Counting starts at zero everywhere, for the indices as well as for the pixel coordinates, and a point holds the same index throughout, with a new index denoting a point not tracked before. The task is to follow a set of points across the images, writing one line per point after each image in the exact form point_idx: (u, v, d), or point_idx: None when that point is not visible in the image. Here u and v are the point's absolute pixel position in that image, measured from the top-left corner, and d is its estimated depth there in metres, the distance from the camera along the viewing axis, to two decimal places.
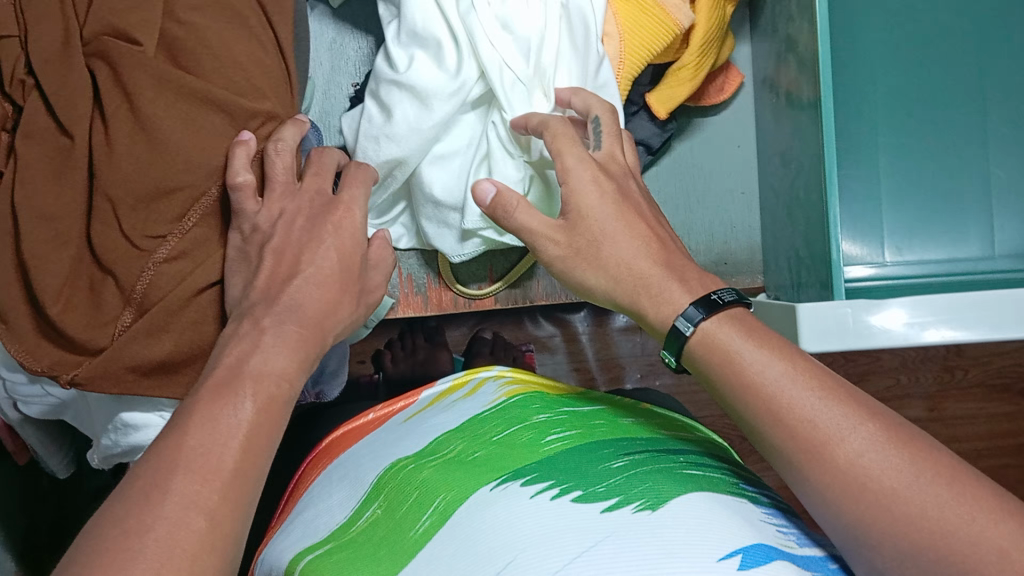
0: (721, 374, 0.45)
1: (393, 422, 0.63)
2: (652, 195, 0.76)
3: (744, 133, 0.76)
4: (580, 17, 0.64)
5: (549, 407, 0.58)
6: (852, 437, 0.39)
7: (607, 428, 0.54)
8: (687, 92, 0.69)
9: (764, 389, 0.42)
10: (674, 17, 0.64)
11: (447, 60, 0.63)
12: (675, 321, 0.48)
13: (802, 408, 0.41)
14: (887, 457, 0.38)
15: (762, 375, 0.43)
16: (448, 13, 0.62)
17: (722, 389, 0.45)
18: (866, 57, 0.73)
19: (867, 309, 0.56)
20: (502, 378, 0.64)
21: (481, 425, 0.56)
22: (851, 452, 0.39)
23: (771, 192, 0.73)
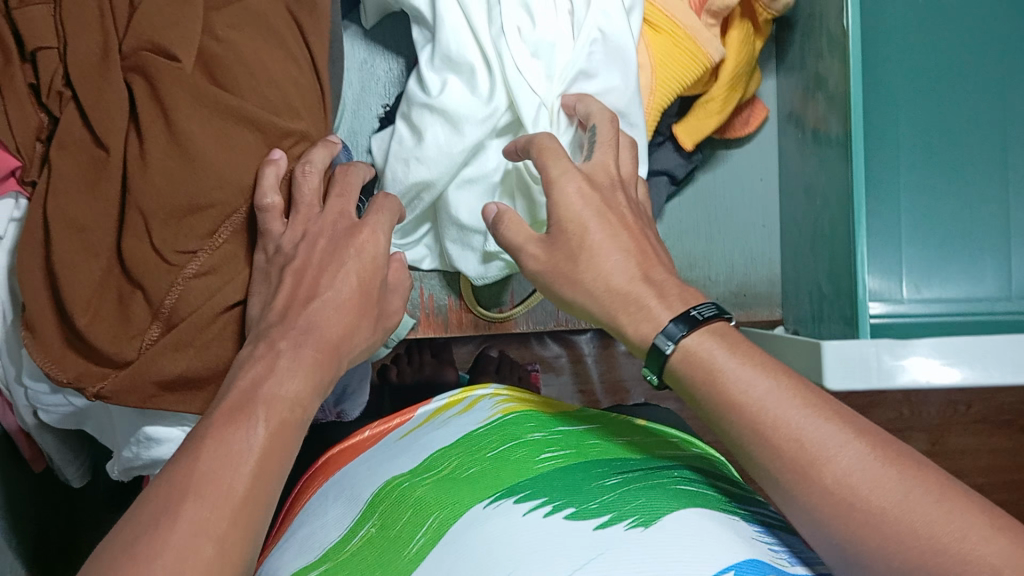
0: (706, 392, 0.45)
1: (386, 442, 0.63)
2: (671, 225, 0.76)
3: (767, 166, 0.76)
4: (614, 44, 0.62)
5: (544, 424, 0.58)
6: (839, 456, 0.39)
7: (602, 448, 0.54)
8: (715, 124, 0.69)
9: (749, 408, 0.42)
10: (706, 52, 0.64)
11: (480, 86, 0.63)
12: (655, 339, 0.47)
13: (788, 427, 0.41)
14: (874, 474, 0.39)
15: (748, 393, 0.43)
16: (481, 38, 0.63)
17: (707, 406, 0.45)
18: (882, 94, 0.74)
19: (892, 350, 0.56)
20: (499, 396, 0.64)
21: (475, 442, 0.55)
22: (838, 471, 0.39)
23: (793, 225, 0.73)
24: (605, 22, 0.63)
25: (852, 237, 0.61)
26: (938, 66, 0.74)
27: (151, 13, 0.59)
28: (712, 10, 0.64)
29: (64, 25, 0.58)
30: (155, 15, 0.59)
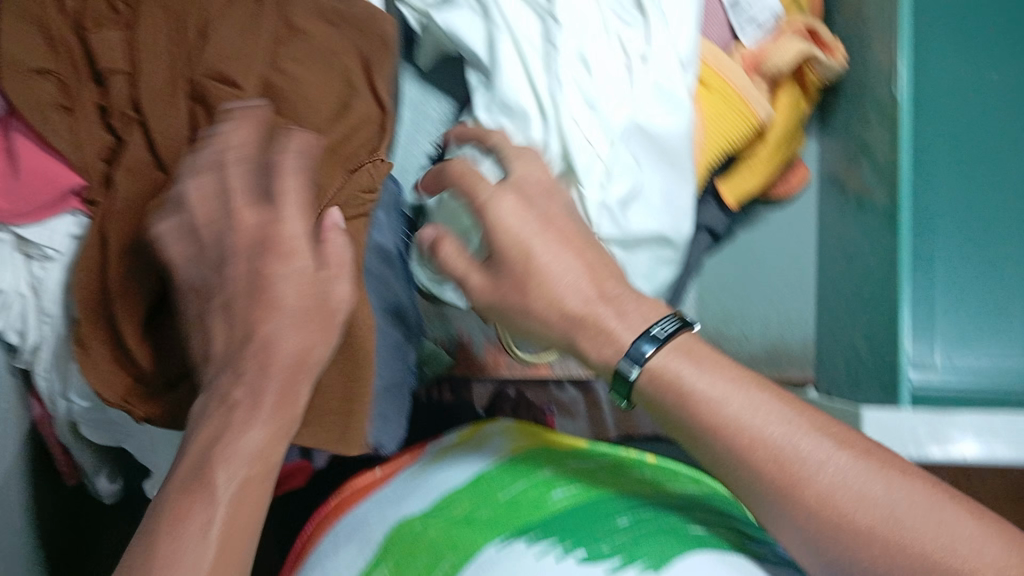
0: (680, 412, 0.45)
1: (399, 476, 0.63)
2: (709, 277, 0.77)
3: (807, 228, 0.77)
4: (669, 95, 0.64)
5: (553, 463, 0.58)
6: (823, 470, 0.41)
7: (613, 484, 0.55)
8: (758, 183, 0.70)
9: (736, 432, 0.43)
10: (753, 109, 0.65)
11: (533, 131, 0.64)
12: (619, 362, 0.47)
13: (768, 445, 0.42)
14: (857, 483, 0.41)
15: (724, 412, 0.43)
16: (537, 86, 0.64)
17: (686, 427, 0.45)
18: (921, 166, 0.76)
19: (933, 422, 0.57)
20: (508, 433, 0.65)
21: (484, 484, 0.56)
22: (824, 487, 0.41)
23: (832, 289, 0.74)
24: (664, 78, 0.64)
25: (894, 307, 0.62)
26: (976, 142, 0.76)
27: (219, 45, 0.61)
28: (765, 71, 0.66)
29: (134, 50, 0.60)
30: (223, 46, 0.61)
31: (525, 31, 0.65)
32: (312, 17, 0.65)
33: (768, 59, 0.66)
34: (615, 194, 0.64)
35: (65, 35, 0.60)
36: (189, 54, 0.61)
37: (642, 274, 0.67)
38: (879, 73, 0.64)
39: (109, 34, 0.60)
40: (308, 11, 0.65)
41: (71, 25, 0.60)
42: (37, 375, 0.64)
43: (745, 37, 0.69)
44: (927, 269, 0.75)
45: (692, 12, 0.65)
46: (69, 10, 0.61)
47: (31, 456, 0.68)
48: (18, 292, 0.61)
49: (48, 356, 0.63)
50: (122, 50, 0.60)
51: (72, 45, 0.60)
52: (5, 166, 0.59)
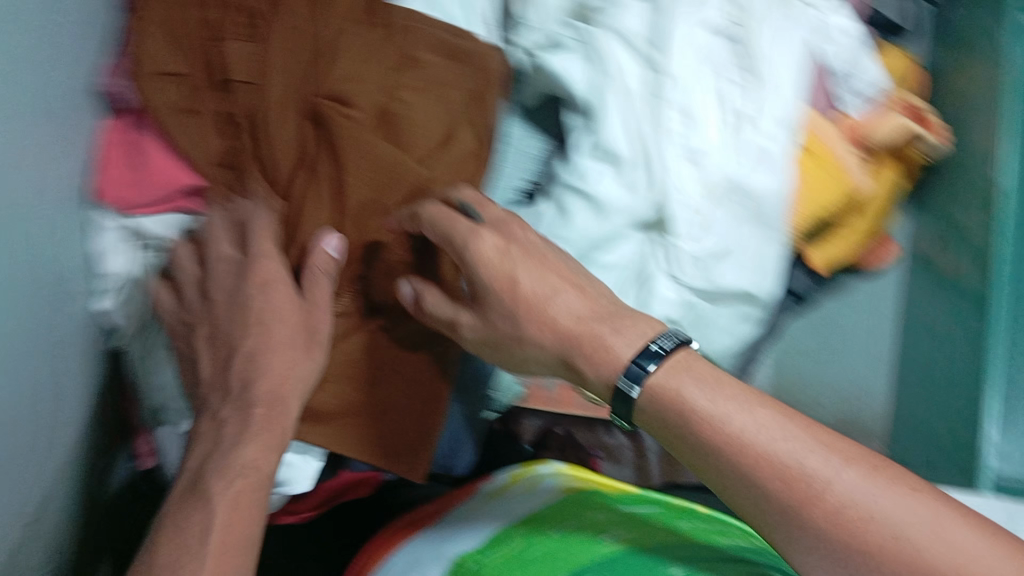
0: (683, 428, 0.45)
1: (452, 511, 0.66)
2: (789, 342, 0.78)
3: (890, 304, 0.78)
4: (771, 155, 0.65)
5: (604, 509, 0.61)
6: (831, 484, 0.41)
7: (662, 531, 0.56)
8: (845, 252, 0.72)
9: (744, 447, 0.43)
10: (850, 179, 0.68)
11: (634, 181, 0.64)
12: (619, 380, 0.48)
13: (769, 459, 0.42)
14: (865, 496, 0.40)
15: (726, 426, 0.44)
16: (642, 136, 0.64)
17: (690, 443, 0.45)
18: None
19: None
20: (558, 477, 0.69)
21: (539, 524, 0.59)
22: (834, 501, 0.40)
23: (916, 366, 0.74)
24: (769, 140, 0.65)
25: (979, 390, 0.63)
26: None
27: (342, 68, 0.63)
28: (868, 144, 0.68)
29: (259, 63, 0.62)
30: (346, 70, 0.63)
31: (632, 82, 0.65)
32: (429, 51, 0.67)
33: (868, 131, 0.68)
34: (707, 247, 0.65)
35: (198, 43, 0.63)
36: (307, 76, 0.63)
37: (724, 328, 0.69)
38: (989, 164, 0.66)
39: (241, 46, 0.62)
40: (424, 45, 0.67)
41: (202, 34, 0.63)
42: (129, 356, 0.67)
43: (848, 106, 0.70)
44: None
45: (802, 80, 0.66)
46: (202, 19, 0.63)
47: (108, 435, 0.71)
48: (122, 280, 0.64)
49: (143, 340, 0.66)
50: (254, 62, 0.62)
51: (201, 53, 0.63)
52: (128, 158, 0.62)
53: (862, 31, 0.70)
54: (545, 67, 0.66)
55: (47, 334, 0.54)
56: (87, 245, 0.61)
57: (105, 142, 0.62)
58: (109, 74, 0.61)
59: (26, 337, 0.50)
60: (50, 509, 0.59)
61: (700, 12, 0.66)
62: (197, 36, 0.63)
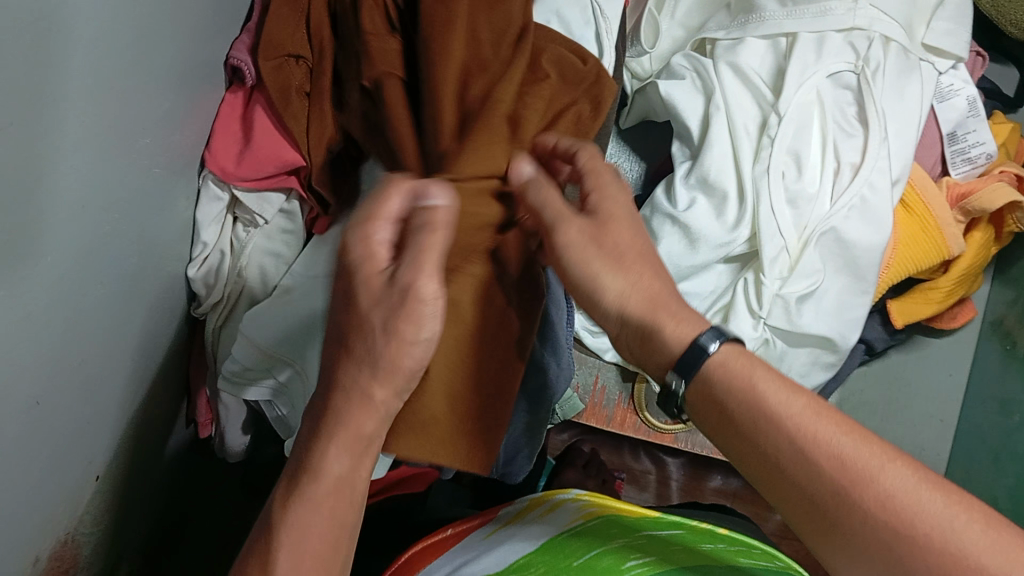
0: (735, 401, 0.41)
1: (473, 538, 0.63)
2: (852, 390, 0.77)
3: (959, 364, 0.77)
4: (873, 209, 0.64)
5: (628, 532, 0.58)
6: (880, 482, 0.37)
7: (688, 555, 0.53)
8: (929, 312, 0.71)
9: (802, 435, 0.38)
10: (947, 243, 0.67)
11: (728, 214, 0.66)
12: (693, 341, 0.42)
13: (821, 449, 0.38)
14: (911, 505, 0.36)
15: (780, 408, 0.39)
16: (743, 171, 0.65)
17: (738, 421, 0.41)
18: None
19: None
20: (580, 501, 0.66)
21: (561, 549, 0.55)
22: (879, 499, 0.36)
23: (979, 433, 0.72)
24: (871, 192, 0.64)
25: None
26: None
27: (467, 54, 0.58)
28: (966, 208, 0.67)
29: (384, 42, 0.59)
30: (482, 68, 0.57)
31: (743, 119, 0.67)
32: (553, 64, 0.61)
33: (972, 195, 0.67)
34: (794, 290, 0.65)
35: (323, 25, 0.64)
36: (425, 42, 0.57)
37: (798, 371, 0.69)
38: None
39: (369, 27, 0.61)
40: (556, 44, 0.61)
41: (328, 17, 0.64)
42: (207, 329, 0.67)
43: (955, 171, 0.70)
44: None
45: (913, 135, 0.65)
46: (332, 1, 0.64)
47: (176, 403, 0.70)
48: (219, 249, 0.65)
49: (225, 317, 0.66)
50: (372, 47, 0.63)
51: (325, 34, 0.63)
52: (238, 133, 0.64)
53: (976, 96, 0.69)
54: (664, 94, 0.69)
55: (118, 289, 0.54)
56: (192, 212, 0.63)
57: (219, 116, 0.63)
58: (232, 48, 0.63)
59: (91, 281, 0.50)
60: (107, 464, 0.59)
61: (820, 61, 0.66)
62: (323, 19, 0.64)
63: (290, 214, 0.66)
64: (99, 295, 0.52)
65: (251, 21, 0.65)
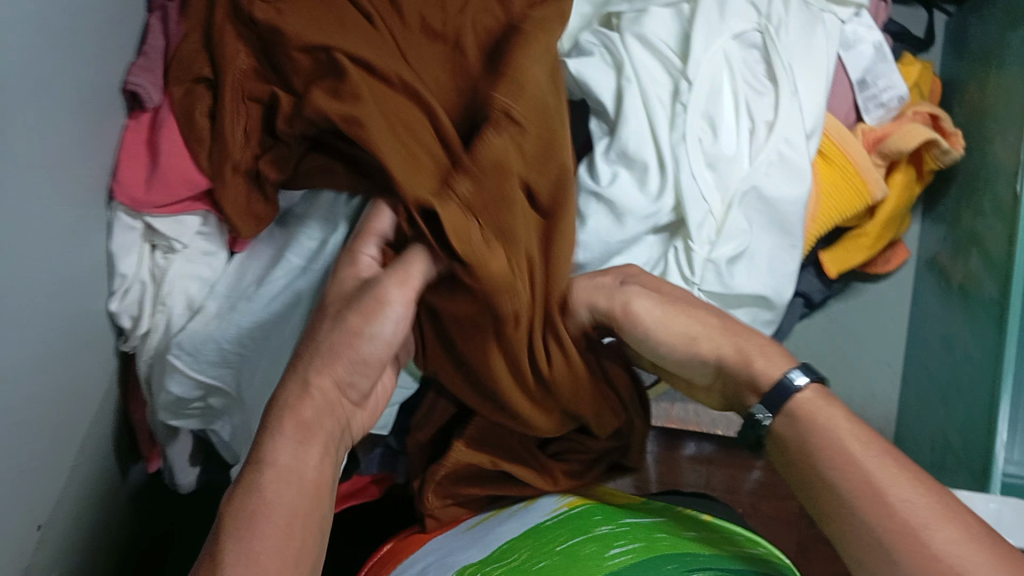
0: (815, 446, 0.46)
1: (456, 530, 0.63)
2: (798, 346, 0.78)
3: (899, 307, 0.78)
4: (793, 161, 0.65)
5: (612, 519, 0.58)
6: (940, 533, 0.41)
7: (670, 541, 0.53)
8: (861, 258, 0.72)
9: (877, 479, 0.43)
10: (870, 187, 0.67)
11: (650, 184, 0.64)
12: (784, 374, 0.48)
13: (893, 496, 0.42)
14: (966, 545, 0.40)
15: (858, 456, 0.44)
16: (660, 138, 0.65)
17: (815, 462, 0.46)
18: None
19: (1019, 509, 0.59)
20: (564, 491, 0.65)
21: (543, 536, 0.56)
22: (941, 545, 0.40)
23: (925, 372, 0.73)
24: (789, 146, 0.65)
25: (994, 393, 0.62)
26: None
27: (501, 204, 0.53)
28: (883, 151, 0.68)
29: (335, 90, 0.58)
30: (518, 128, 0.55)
31: (655, 89, 0.66)
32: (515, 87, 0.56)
33: (888, 138, 0.68)
34: (723, 252, 0.64)
35: (236, 60, 0.61)
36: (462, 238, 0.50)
37: None
38: (997, 166, 0.66)
39: (304, 63, 0.60)
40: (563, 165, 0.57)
41: (245, 45, 0.62)
42: (139, 362, 0.65)
43: (868, 116, 0.70)
44: None
45: (822, 86, 0.66)
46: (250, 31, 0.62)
47: (119, 438, 0.69)
48: (140, 280, 0.63)
49: (154, 347, 0.64)
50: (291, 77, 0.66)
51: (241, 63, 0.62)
52: (145, 157, 0.62)
53: (880, 43, 0.70)
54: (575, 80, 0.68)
55: (38, 328, 0.53)
56: (105, 243, 0.61)
57: (124, 143, 0.62)
58: (129, 73, 0.61)
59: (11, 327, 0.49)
60: (49, 514, 0.57)
61: (723, 23, 0.67)
62: (241, 48, 0.62)
63: (208, 235, 0.64)
64: (22, 340, 0.51)
65: (150, 44, 0.63)
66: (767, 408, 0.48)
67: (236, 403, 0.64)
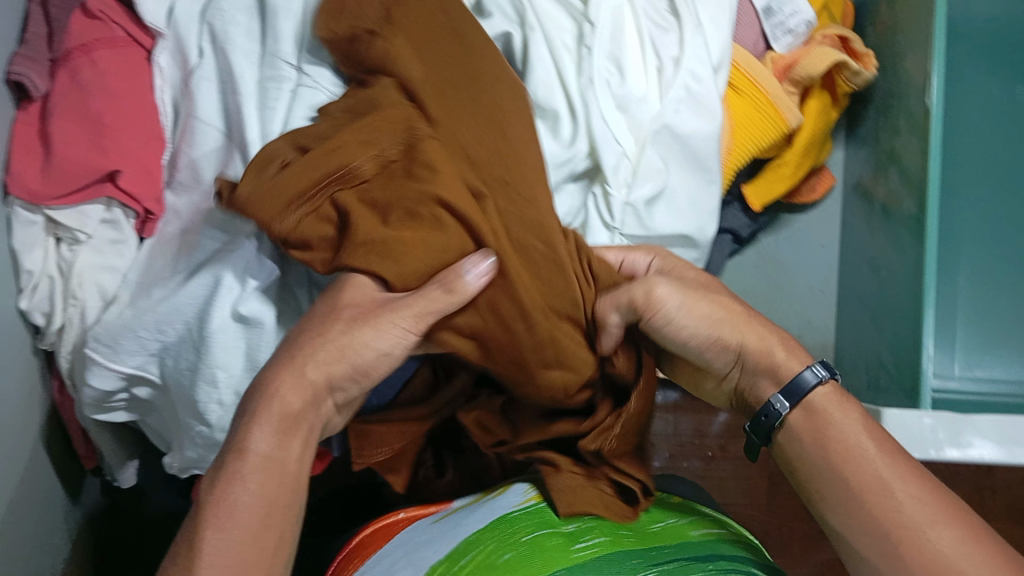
0: (816, 451, 0.50)
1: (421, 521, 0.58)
2: (732, 282, 0.78)
3: (829, 233, 0.78)
4: (703, 96, 0.64)
5: None
6: (943, 534, 0.45)
7: (634, 536, 0.55)
8: (784, 187, 0.71)
9: (880, 483, 0.47)
10: (783, 115, 0.66)
11: (563, 131, 0.63)
12: (806, 369, 0.51)
13: (899, 495, 0.47)
14: (960, 539, 0.45)
15: (864, 459, 0.48)
16: (568, 84, 0.63)
17: (823, 467, 0.49)
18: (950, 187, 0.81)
19: (947, 424, 0.60)
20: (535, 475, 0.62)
21: (510, 526, 0.54)
22: (942, 543, 0.45)
23: (855, 295, 0.74)
24: (695, 82, 0.64)
25: (917, 310, 0.62)
26: (1008, 175, 0.80)
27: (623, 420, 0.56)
28: (794, 77, 0.67)
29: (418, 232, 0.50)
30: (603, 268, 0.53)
31: (559, 34, 0.65)
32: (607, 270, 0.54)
33: (797, 64, 0.67)
34: (640, 193, 0.63)
35: (362, 167, 0.52)
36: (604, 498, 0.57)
37: None
38: (909, 84, 0.65)
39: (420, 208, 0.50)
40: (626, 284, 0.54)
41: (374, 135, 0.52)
42: (59, 358, 0.63)
43: (777, 44, 0.69)
44: (952, 290, 0.79)
45: (727, 18, 0.66)
46: (406, 135, 0.52)
47: (52, 439, 0.68)
48: (48, 274, 0.61)
49: (73, 342, 0.62)
50: (199, 82, 0.61)
51: (368, 170, 0.52)
52: (40, 149, 0.59)
53: None
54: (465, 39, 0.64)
55: None
56: (7, 242, 0.59)
57: (15, 137, 0.59)
58: (11, 63, 0.57)
59: None
60: None
61: None
62: (364, 142, 0.52)
63: (115, 223, 0.62)
64: None
65: (32, 31, 0.59)
66: (787, 399, 0.51)
67: (164, 391, 0.62)
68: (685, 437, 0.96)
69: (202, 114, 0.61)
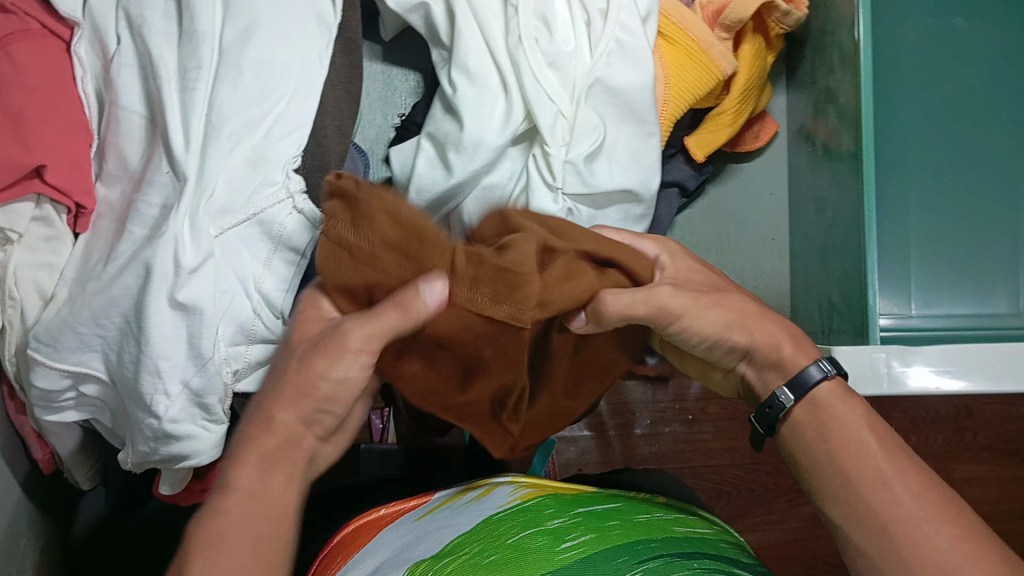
0: (820, 442, 0.48)
1: (404, 521, 0.58)
2: (683, 237, 0.78)
3: (777, 180, 0.78)
4: (634, 47, 0.63)
5: (563, 511, 0.55)
6: (937, 532, 0.43)
7: (622, 531, 0.51)
8: (726, 136, 0.71)
9: (879, 477, 0.45)
10: (718, 63, 0.65)
11: (495, 99, 0.63)
12: (811, 364, 0.50)
13: (896, 494, 0.44)
14: (953, 537, 0.43)
15: (862, 448, 0.46)
16: (496, 52, 0.63)
17: (821, 456, 0.48)
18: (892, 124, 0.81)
19: (899, 357, 0.60)
20: (517, 482, 0.61)
21: (494, 528, 0.51)
22: (940, 541, 0.42)
23: (805, 241, 0.74)
24: (626, 34, 0.63)
25: (862, 247, 0.62)
26: (948, 106, 0.80)
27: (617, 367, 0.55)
28: (725, 23, 0.66)
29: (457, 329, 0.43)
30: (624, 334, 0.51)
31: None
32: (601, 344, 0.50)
33: (727, 9, 0.66)
34: (580, 149, 0.63)
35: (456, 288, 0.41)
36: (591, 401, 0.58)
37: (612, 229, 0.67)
38: (838, 19, 0.65)
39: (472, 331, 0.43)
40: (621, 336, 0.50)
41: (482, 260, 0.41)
42: (4, 361, 0.61)
43: None
44: (903, 229, 0.79)
45: None
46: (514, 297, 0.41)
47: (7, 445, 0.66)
48: None
49: (15, 343, 0.59)
50: (120, 69, 0.60)
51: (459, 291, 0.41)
52: None
53: None
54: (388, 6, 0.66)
55: None
56: None
57: None
58: None
59: None
60: None
61: None
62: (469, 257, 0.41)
63: (46, 219, 0.59)
64: None
65: None
66: (792, 391, 0.49)
67: (113, 387, 0.61)
68: (664, 402, 0.94)
69: (124, 101, 0.60)
